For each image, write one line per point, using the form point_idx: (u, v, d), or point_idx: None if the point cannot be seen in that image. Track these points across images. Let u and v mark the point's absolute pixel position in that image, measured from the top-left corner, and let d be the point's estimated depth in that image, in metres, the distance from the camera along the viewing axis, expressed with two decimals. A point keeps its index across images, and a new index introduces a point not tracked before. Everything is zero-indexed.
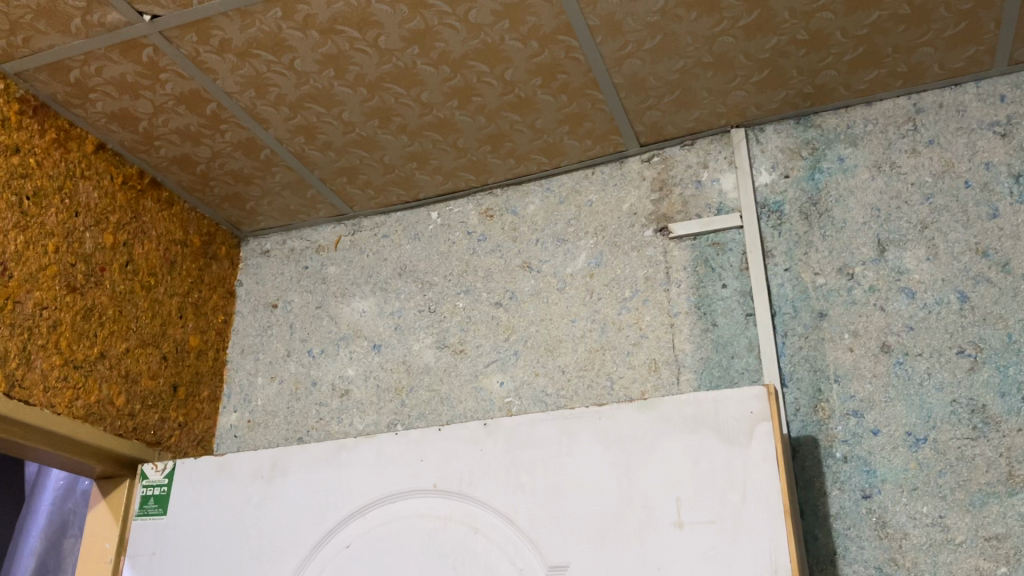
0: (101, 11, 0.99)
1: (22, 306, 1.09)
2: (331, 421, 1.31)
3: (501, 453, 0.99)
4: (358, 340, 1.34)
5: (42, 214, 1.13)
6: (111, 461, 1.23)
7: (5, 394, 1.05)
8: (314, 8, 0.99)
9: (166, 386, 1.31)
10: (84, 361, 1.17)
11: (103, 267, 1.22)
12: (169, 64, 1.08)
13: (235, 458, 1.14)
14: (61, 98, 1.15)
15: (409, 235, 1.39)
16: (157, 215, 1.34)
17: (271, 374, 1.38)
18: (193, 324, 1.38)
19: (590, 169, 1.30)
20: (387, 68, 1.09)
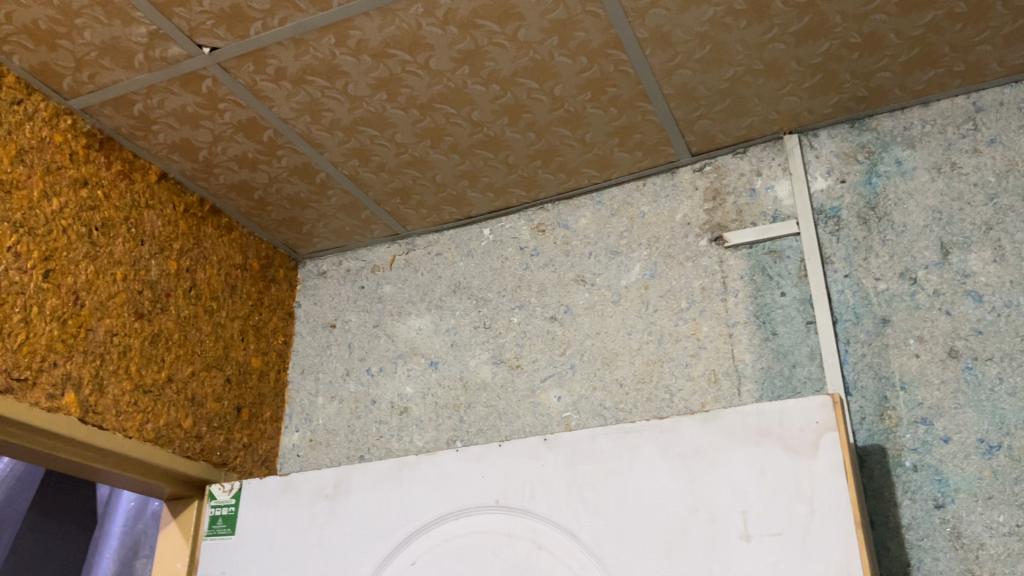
0: (162, 46, 1.02)
1: (94, 333, 1.12)
2: (391, 439, 1.32)
3: (563, 468, 0.99)
4: (415, 357, 1.36)
5: (111, 244, 1.17)
6: (180, 482, 1.27)
7: (80, 420, 1.08)
8: (367, 33, 1.00)
9: (230, 408, 1.34)
10: (153, 385, 1.20)
11: (168, 293, 1.26)
12: (228, 94, 1.11)
13: (299, 478, 1.16)
14: (125, 131, 1.19)
15: (462, 252, 1.40)
16: (218, 240, 1.38)
17: (331, 394, 1.40)
18: (254, 345, 1.41)
19: (642, 181, 1.29)
20: (438, 89, 1.10)
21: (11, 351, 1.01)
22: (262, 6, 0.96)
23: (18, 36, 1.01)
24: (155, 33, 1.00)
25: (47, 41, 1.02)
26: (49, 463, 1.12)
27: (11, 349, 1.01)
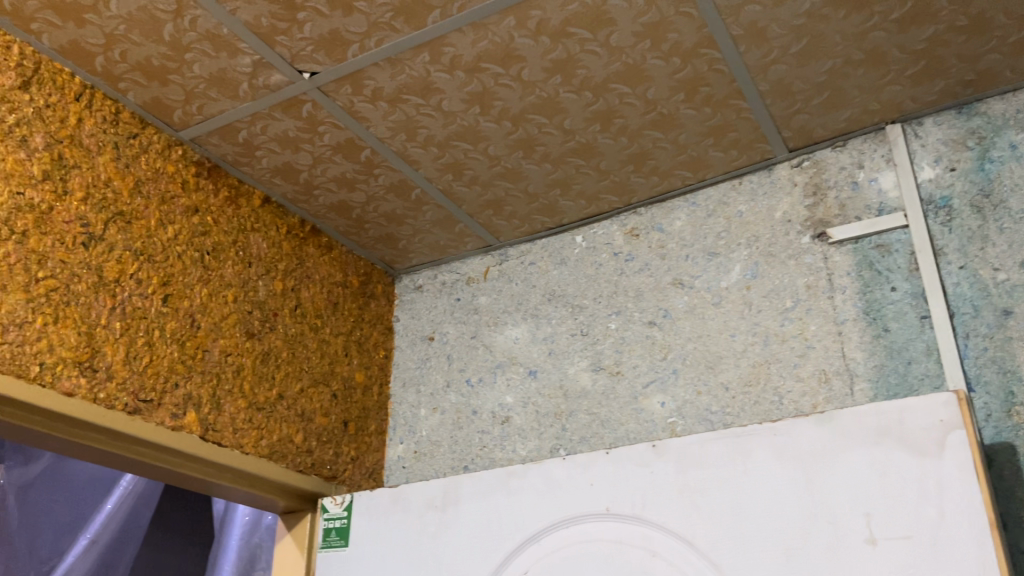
0: (265, 74, 1.06)
1: (210, 354, 1.17)
2: (494, 449, 1.33)
3: (673, 475, 0.97)
4: (514, 367, 1.36)
5: (222, 267, 1.22)
6: (294, 496, 1.31)
7: (201, 438, 1.13)
8: (460, 49, 1.02)
9: (338, 423, 1.37)
10: (266, 402, 1.24)
11: (276, 313, 1.30)
12: (327, 116, 1.14)
13: (408, 488, 1.18)
14: (230, 159, 1.23)
15: (556, 260, 1.40)
16: (319, 259, 1.42)
17: (433, 406, 1.42)
18: (358, 360, 1.45)
19: (737, 180, 1.27)
20: (530, 100, 1.11)
21: (137, 373, 1.06)
22: (360, 29, 0.98)
23: (132, 74, 1.07)
24: (258, 62, 1.04)
25: (159, 76, 1.07)
26: (172, 480, 1.17)
27: (137, 371, 1.06)
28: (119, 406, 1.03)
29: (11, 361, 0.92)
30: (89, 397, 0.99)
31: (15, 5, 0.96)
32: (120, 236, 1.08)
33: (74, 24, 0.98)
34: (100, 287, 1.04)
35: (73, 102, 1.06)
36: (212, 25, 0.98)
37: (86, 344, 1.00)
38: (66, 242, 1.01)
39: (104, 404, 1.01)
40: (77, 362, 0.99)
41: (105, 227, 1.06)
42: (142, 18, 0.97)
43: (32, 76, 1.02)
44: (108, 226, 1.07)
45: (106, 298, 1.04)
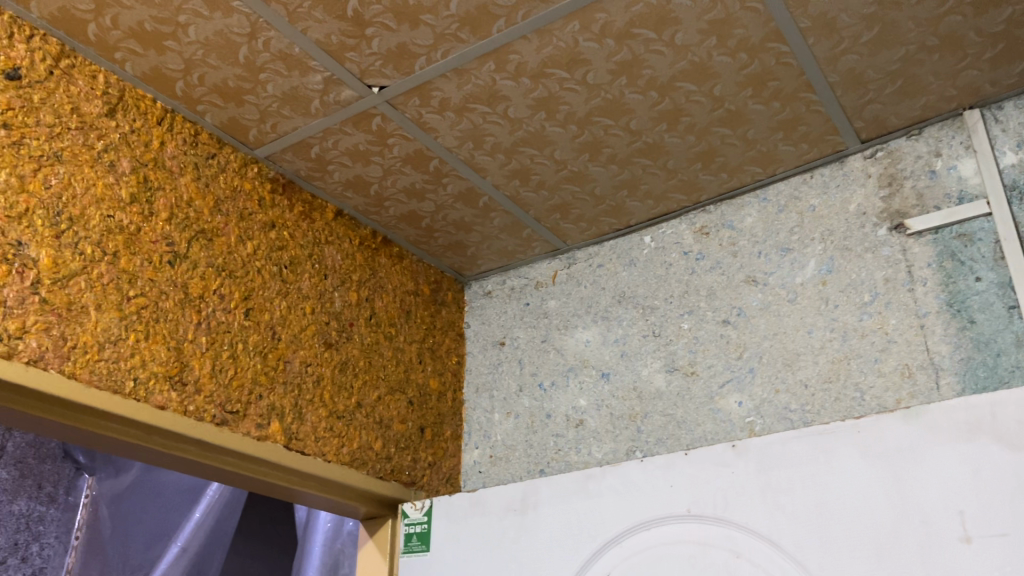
0: (336, 90, 1.09)
1: (291, 365, 1.20)
2: (569, 452, 1.32)
3: (755, 474, 0.94)
4: (586, 369, 1.36)
5: (299, 280, 1.25)
6: (374, 502, 1.33)
7: (286, 447, 1.16)
8: (525, 56, 1.03)
9: (414, 429, 1.39)
10: (345, 411, 1.27)
11: (352, 322, 1.33)
12: (396, 129, 1.16)
13: (487, 494, 1.20)
14: (304, 174, 1.27)
15: (624, 262, 1.40)
16: (391, 269, 1.44)
17: (507, 410, 1.43)
18: (431, 367, 1.47)
19: (809, 173, 1.25)
20: (596, 103, 1.11)
21: (224, 386, 1.10)
22: (426, 41, 1.00)
23: (210, 96, 1.10)
24: (329, 79, 1.07)
25: (235, 97, 1.10)
26: (258, 487, 1.21)
27: (223, 384, 1.10)
28: (208, 418, 1.07)
29: (107, 377, 0.97)
30: (180, 410, 1.04)
31: (99, 36, 1.00)
32: (202, 254, 1.12)
33: (155, 51, 1.02)
34: (186, 303, 1.08)
35: (155, 126, 1.10)
36: (285, 45, 1.01)
37: (175, 359, 1.05)
38: (153, 261, 1.05)
39: (194, 416, 1.05)
40: (168, 376, 1.03)
41: (188, 245, 1.10)
42: (219, 42, 1.01)
43: (118, 103, 1.06)
44: (191, 244, 1.11)
45: (192, 314, 1.08)
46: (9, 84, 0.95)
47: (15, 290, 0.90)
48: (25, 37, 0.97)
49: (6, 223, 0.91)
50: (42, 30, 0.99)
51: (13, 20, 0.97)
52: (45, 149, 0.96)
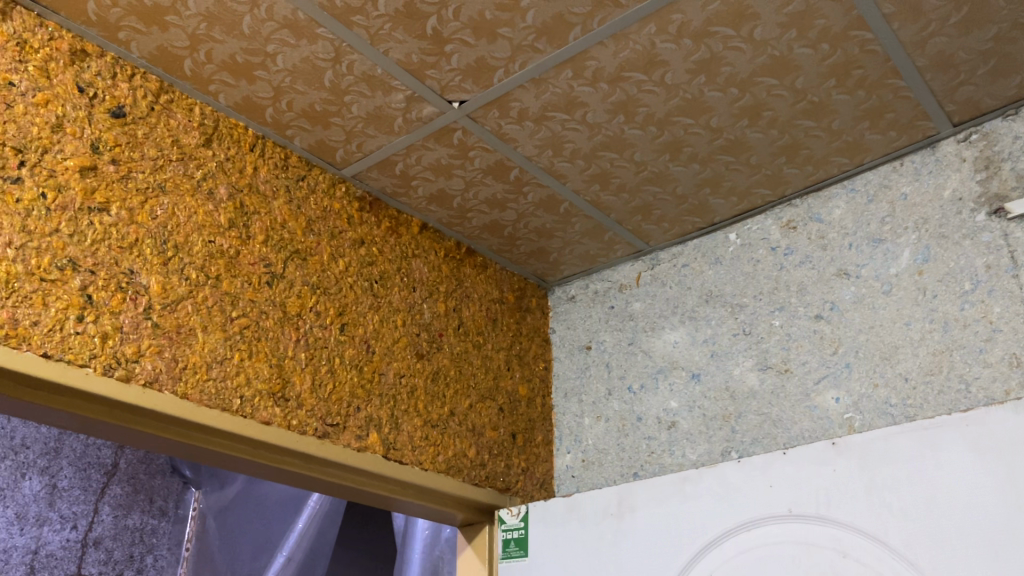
0: (418, 107, 1.11)
1: (385, 377, 1.23)
2: (663, 454, 1.32)
3: (858, 472, 0.92)
4: (676, 371, 1.35)
5: (389, 294, 1.29)
6: (470, 508, 1.36)
7: (384, 457, 1.19)
8: (603, 61, 1.03)
9: (506, 435, 1.41)
10: (439, 420, 1.30)
11: (441, 333, 1.35)
12: (477, 141, 1.18)
13: (582, 497, 1.21)
14: (389, 190, 1.30)
15: (709, 260, 1.38)
16: (476, 278, 1.46)
17: (597, 414, 1.44)
18: (520, 373, 1.48)
19: (898, 161, 1.21)
20: (675, 103, 1.11)
21: (324, 400, 1.14)
22: (504, 54, 1.02)
23: (298, 121, 1.14)
24: (411, 97, 1.09)
25: (322, 120, 1.14)
26: (358, 495, 1.24)
27: (323, 398, 1.14)
28: (311, 431, 1.11)
29: (216, 396, 1.01)
30: (284, 424, 1.08)
31: (195, 71, 1.05)
32: (298, 273, 1.16)
33: (246, 81, 1.07)
34: (285, 321, 1.12)
35: (249, 152, 1.15)
36: (368, 67, 1.04)
37: (277, 376, 1.09)
38: (253, 282, 1.10)
39: (298, 430, 1.09)
40: (272, 393, 1.07)
41: (284, 264, 1.15)
42: (305, 69, 1.05)
43: (213, 133, 1.11)
44: (287, 264, 1.15)
45: (292, 331, 1.13)
46: (115, 122, 1.00)
47: (130, 316, 0.96)
48: (127, 76, 1.03)
49: (119, 254, 0.97)
50: (142, 69, 1.05)
51: (116, 61, 1.03)
52: (150, 182, 1.02)
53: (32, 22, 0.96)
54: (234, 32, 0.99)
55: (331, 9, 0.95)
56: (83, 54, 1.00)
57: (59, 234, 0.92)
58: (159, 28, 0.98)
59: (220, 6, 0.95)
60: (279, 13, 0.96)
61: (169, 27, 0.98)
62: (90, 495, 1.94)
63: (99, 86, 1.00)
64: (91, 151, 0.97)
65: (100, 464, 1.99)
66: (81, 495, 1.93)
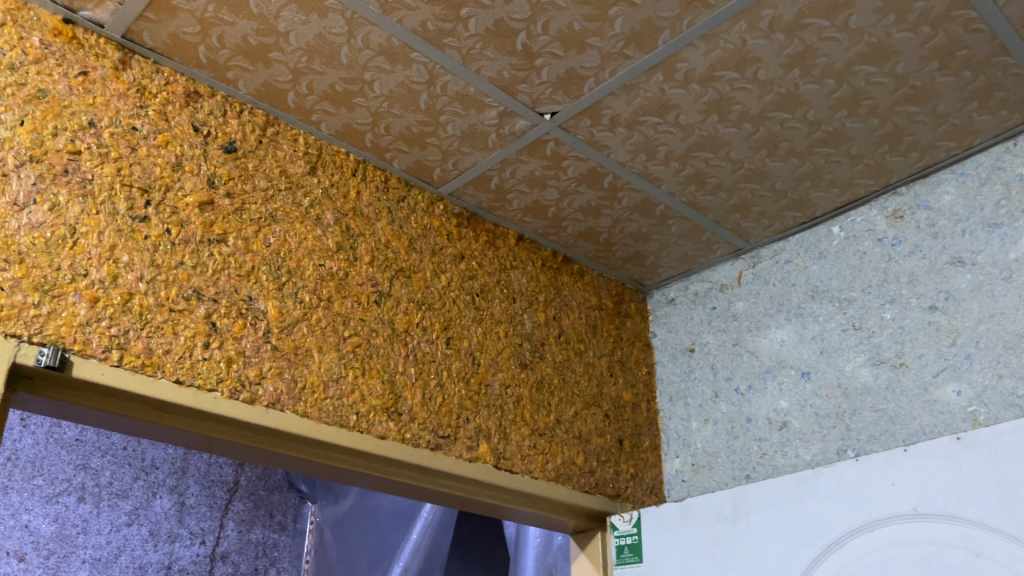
0: (510, 122, 1.13)
1: (492, 388, 1.26)
2: (776, 455, 1.29)
3: (987, 467, 0.88)
4: (785, 370, 1.33)
5: (491, 306, 1.31)
6: (581, 514, 1.37)
7: (495, 466, 1.21)
8: (694, 62, 1.03)
9: (613, 441, 1.41)
10: (546, 428, 1.31)
11: (543, 342, 1.37)
12: (570, 151, 1.19)
13: (695, 502, 1.20)
14: (485, 205, 1.32)
15: (813, 255, 1.35)
16: (574, 286, 1.47)
17: (705, 417, 1.42)
18: (623, 379, 1.48)
19: (1011, 140, 1.16)
20: (770, 98, 1.09)
21: (434, 413, 1.17)
22: (593, 63, 1.03)
23: (396, 144, 1.18)
24: (503, 112, 1.11)
25: (418, 141, 1.17)
26: (472, 504, 1.27)
27: (434, 410, 1.17)
28: (424, 443, 1.14)
29: (334, 413, 1.05)
30: (398, 438, 1.11)
31: (298, 103, 1.10)
32: (403, 290, 1.20)
33: (346, 109, 1.11)
34: (394, 338, 1.16)
35: (351, 177, 1.19)
36: (461, 87, 1.07)
37: (390, 391, 1.12)
38: (362, 302, 1.14)
39: (412, 442, 1.12)
40: (385, 408, 1.11)
41: (390, 283, 1.18)
42: (401, 93, 1.08)
43: (318, 161, 1.16)
44: (392, 283, 1.19)
45: (401, 347, 1.16)
46: (228, 157, 1.06)
47: (251, 340, 1.01)
48: (236, 112, 1.09)
49: (238, 281, 1.02)
50: (250, 105, 1.10)
51: (225, 99, 1.08)
52: (262, 212, 1.07)
53: (149, 69, 1.02)
54: (333, 62, 1.03)
55: (424, 34, 0.98)
56: (196, 95, 1.06)
57: (183, 266, 0.98)
58: (263, 64, 1.03)
59: (319, 39, 0.99)
60: (375, 41, 0.99)
61: (273, 63, 1.03)
62: (216, 512, 2.04)
63: (212, 124, 1.06)
64: (208, 186, 1.03)
65: (223, 481, 2.08)
66: (207, 512, 2.03)
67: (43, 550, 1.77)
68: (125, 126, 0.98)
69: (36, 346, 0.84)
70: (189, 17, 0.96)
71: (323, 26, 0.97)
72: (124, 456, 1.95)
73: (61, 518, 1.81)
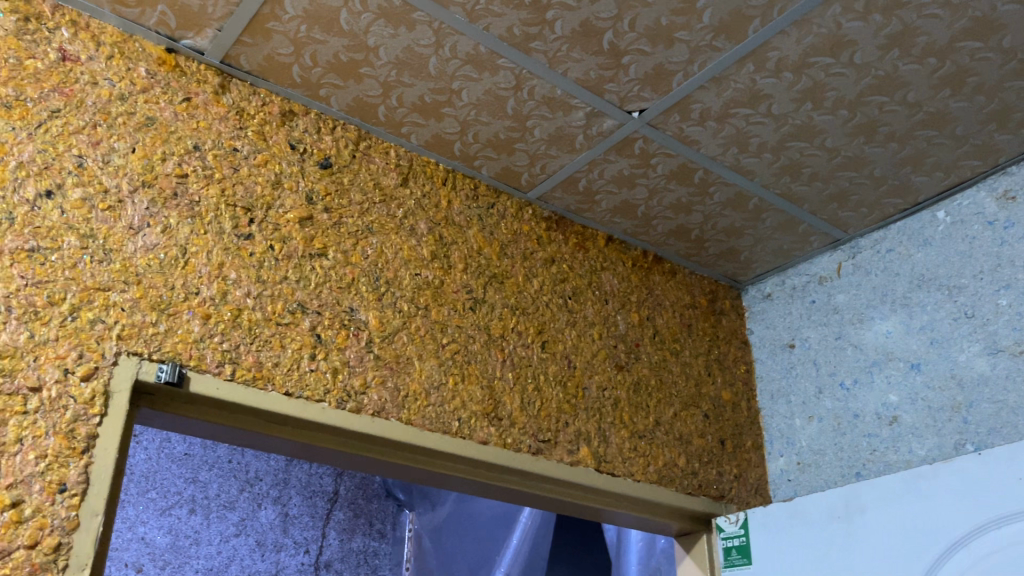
0: (598, 122, 1.13)
1: (589, 391, 1.25)
2: (887, 451, 1.24)
3: None
4: (892, 363, 1.28)
5: (584, 308, 1.30)
6: (685, 516, 1.35)
7: (596, 470, 1.21)
8: (786, 50, 1.00)
9: (715, 441, 1.38)
10: (646, 430, 1.30)
11: (638, 342, 1.35)
12: (658, 148, 1.18)
13: (804, 501, 1.17)
14: (574, 208, 1.32)
15: (917, 243, 1.30)
16: (667, 285, 1.45)
17: (809, 414, 1.38)
18: (722, 378, 1.45)
19: None
20: (867, 82, 1.06)
21: (533, 417, 1.17)
22: (682, 58, 1.01)
23: (484, 151, 1.19)
24: (591, 113, 1.11)
25: (507, 147, 1.18)
26: (573, 508, 1.26)
27: (533, 415, 1.17)
28: (525, 448, 1.14)
29: (437, 420, 1.06)
30: (500, 443, 1.12)
31: (388, 116, 1.12)
32: (497, 296, 1.20)
33: (435, 120, 1.13)
34: (490, 344, 1.16)
35: (441, 186, 1.21)
36: (548, 90, 1.07)
37: (489, 397, 1.13)
38: (458, 309, 1.15)
39: (513, 447, 1.13)
40: (486, 413, 1.12)
41: (484, 289, 1.19)
42: (488, 100, 1.09)
43: (409, 172, 1.18)
44: (486, 289, 1.19)
45: (498, 352, 1.17)
46: (324, 172, 1.09)
47: (355, 350, 1.03)
48: (330, 129, 1.11)
49: (340, 293, 1.04)
50: (342, 121, 1.13)
51: (319, 117, 1.11)
52: (359, 225, 1.09)
53: (247, 91, 1.05)
54: (422, 74, 1.05)
55: (510, 39, 0.98)
56: (292, 114, 1.09)
57: (288, 280, 1.00)
58: (354, 80, 1.06)
59: (408, 52, 1.01)
60: (462, 50, 1.00)
61: (363, 78, 1.05)
62: (318, 521, 2.09)
63: (307, 141, 1.09)
64: (307, 202, 1.05)
65: (323, 491, 2.13)
66: (310, 521, 2.08)
67: (159, 561, 1.84)
68: (228, 147, 1.01)
69: (155, 363, 0.87)
70: (283, 39, 0.99)
71: (411, 38, 0.99)
72: (230, 468, 2.01)
73: (174, 530, 1.88)
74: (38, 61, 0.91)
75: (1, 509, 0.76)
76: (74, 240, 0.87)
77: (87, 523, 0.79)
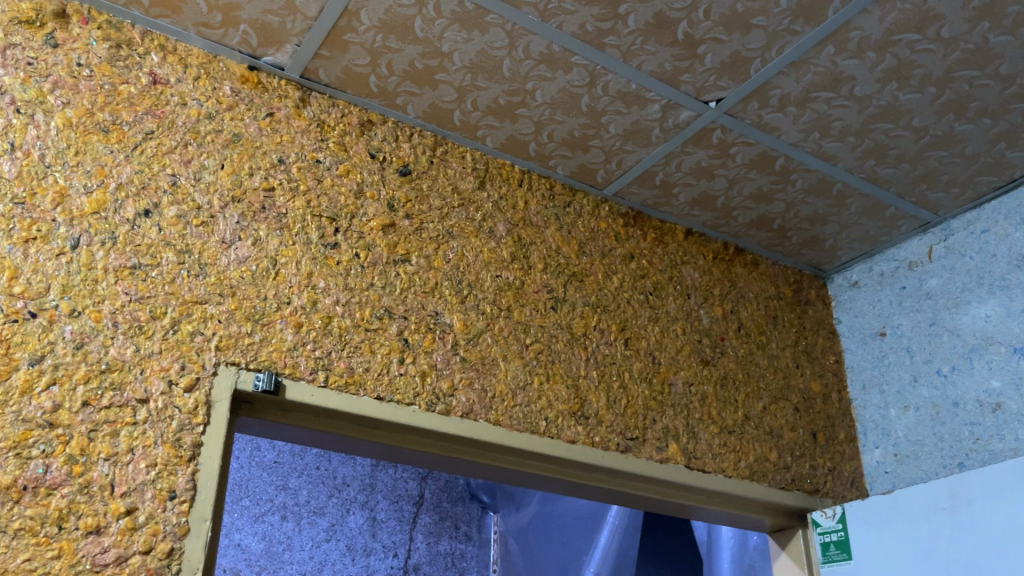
0: (675, 114, 1.11)
1: (675, 387, 1.23)
2: (992, 439, 1.20)
3: None
4: (993, 348, 1.23)
5: (666, 303, 1.29)
6: (780, 512, 1.32)
7: (686, 466, 1.19)
8: (868, 28, 0.97)
9: (806, 435, 1.35)
10: (735, 425, 1.27)
11: (723, 336, 1.33)
12: (737, 137, 1.16)
13: (905, 494, 1.13)
14: (651, 202, 1.31)
15: (1015, 221, 1.25)
16: (749, 277, 1.42)
17: (904, 404, 1.34)
18: (811, 370, 1.42)
19: None
20: (956, 57, 1.02)
21: (620, 415, 1.16)
22: (759, 44, 0.99)
23: (560, 150, 1.19)
24: (667, 105, 1.10)
25: (582, 145, 1.18)
26: (663, 506, 1.25)
27: (620, 413, 1.16)
28: (613, 446, 1.13)
29: (525, 420, 1.07)
30: (588, 442, 1.11)
31: (464, 120, 1.13)
32: (578, 294, 1.20)
33: (509, 121, 1.13)
34: (574, 342, 1.16)
35: (518, 188, 1.21)
36: (622, 85, 1.06)
37: (575, 396, 1.13)
38: (540, 309, 1.15)
39: (601, 446, 1.12)
40: (573, 412, 1.11)
41: (565, 288, 1.19)
42: (563, 99, 1.09)
43: (486, 175, 1.18)
44: (567, 288, 1.19)
45: (582, 351, 1.16)
46: (404, 179, 1.10)
47: (442, 353, 1.04)
48: (407, 136, 1.13)
49: (424, 298, 1.05)
50: (419, 128, 1.14)
51: (396, 125, 1.13)
52: (440, 229, 1.10)
53: (326, 103, 1.08)
54: (496, 76, 1.05)
55: (584, 36, 0.98)
56: (370, 123, 1.10)
57: (374, 287, 1.02)
58: (430, 86, 1.07)
59: (482, 55, 1.02)
60: (536, 49, 1.00)
61: (438, 84, 1.06)
62: (405, 525, 2.12)
63: (386, 150, 1.10)
64: (389, 210, 1.07)
65: (409, 495, 2.16)
66: (397, 525, 2.11)
67: (255, 566, 1.89)
68: (311, 160, 1.04)
69: (252, 372, 0.90)
70: (360, 49, 1.01)
71: (485, 41, 1.00)
72: (318, 475, 2.05)
73: (268, 536, 1.93)
74: (131, 86, 0.94)
75: (116, 516, 0.78)
76: (172, 256, 0.90)
77: (197, 528, 0.82)
